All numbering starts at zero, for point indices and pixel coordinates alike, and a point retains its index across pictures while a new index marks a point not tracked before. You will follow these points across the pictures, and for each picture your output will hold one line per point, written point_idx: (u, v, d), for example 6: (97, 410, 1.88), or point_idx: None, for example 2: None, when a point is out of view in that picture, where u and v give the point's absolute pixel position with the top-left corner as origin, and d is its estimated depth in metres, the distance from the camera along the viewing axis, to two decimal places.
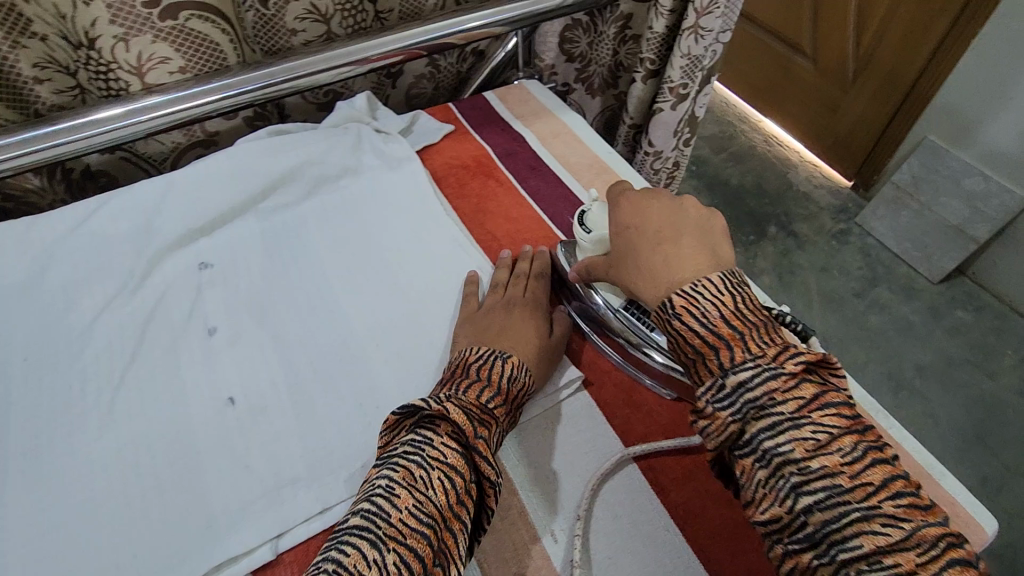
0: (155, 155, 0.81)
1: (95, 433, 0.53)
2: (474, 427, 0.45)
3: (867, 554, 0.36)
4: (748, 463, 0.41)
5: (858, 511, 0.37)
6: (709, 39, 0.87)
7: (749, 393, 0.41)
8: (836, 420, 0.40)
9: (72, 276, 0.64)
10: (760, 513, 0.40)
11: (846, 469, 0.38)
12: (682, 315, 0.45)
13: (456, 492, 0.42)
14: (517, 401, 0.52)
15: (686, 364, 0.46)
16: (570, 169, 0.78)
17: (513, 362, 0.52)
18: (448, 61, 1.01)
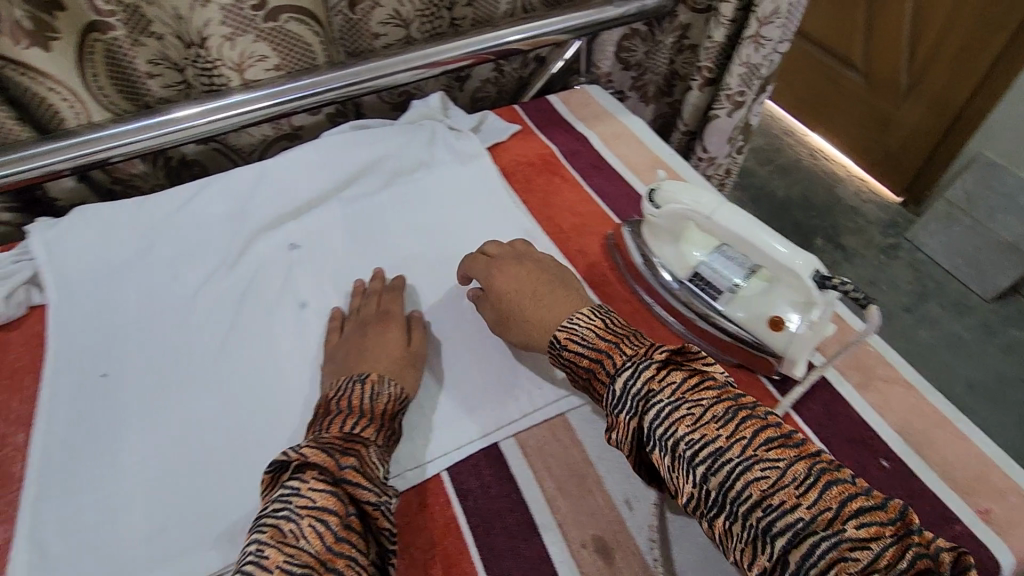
0: (244, 148, 0.88)
1: (202, 394, 0.58)
2: (338, 461, 0.45)
3: (759, 500, 0.40)
4: (655, 456, 0.45)
5: (741, 464, 0.41)
6: (768, 48, 0.89)
7: (630, 390, 0.47)
8: (707, 395, 0.45)
9: (177, 253, 0.70)
10: (679, 497, 0.44)
11: (722, 432, 0.43)
12: (568, 344, 0.54)
13: (335, 531, 0.41)
14: (391, 415, 0.52)
15: (586, 385, 0.53)
16: (633, 168, 0.81)
17: (371, 381, 0.53)
18: (512, 67, 1.06)
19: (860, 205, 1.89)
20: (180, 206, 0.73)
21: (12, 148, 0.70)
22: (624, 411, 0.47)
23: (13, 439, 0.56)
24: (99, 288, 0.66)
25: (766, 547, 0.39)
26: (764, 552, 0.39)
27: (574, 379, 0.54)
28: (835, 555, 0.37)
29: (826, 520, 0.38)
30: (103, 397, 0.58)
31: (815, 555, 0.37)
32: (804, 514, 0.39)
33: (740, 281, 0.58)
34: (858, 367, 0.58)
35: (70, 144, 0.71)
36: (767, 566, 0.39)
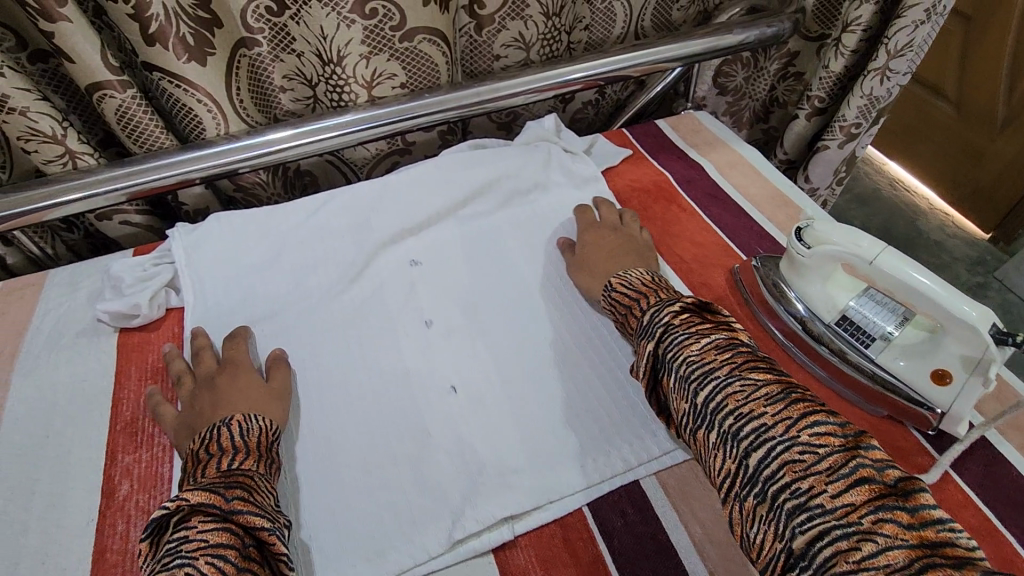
0: (356, 161, 0.90)
1: (335, 407, 0.59)
2: (223, 495, 0.45)
3: (733, 409, 0.45)
4: (664, 379, 0.51)
5: (725, 380, 0.47)
6: (894, 80, 0.87)
7: (655, 321, 0.54)
8: (715, 330, 0.51)
9: (304, 263, 0.71)
10: (675, 414, 0.50)
11: (719, 356, 0.48)
12: (616, 288, 0.61)
13: (235, 564, 0.41)
14: (266, 447, 0.52)
15: (624, 323, 0.59)
16: (752, 200, 0.79)
17: (239, 421, 0.52)
18: (613, 89, 1.05)
19: (944, 239, 1.82)
20: (305, 218, 0.74)
21: (157, 156, 0.73)
22: (645, 337, 0.53)
23: (161, 441, 0.58)
24: (231, 294, 0.68)
25: (732, 448, 0.44)
26: (731, 456, 0.44)
27: (616, 321, 0.61)
28: (786, 457, 0.41)
29: (787, 428, 0.43)
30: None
31: (770, 457, 0.42)
32: (768, 422, 0.43)
33: (893, 330, 0.55)
34: (1019, 428, 0.55)
35: (209, 153, 0.74)
36: (734, 469, 0.44)
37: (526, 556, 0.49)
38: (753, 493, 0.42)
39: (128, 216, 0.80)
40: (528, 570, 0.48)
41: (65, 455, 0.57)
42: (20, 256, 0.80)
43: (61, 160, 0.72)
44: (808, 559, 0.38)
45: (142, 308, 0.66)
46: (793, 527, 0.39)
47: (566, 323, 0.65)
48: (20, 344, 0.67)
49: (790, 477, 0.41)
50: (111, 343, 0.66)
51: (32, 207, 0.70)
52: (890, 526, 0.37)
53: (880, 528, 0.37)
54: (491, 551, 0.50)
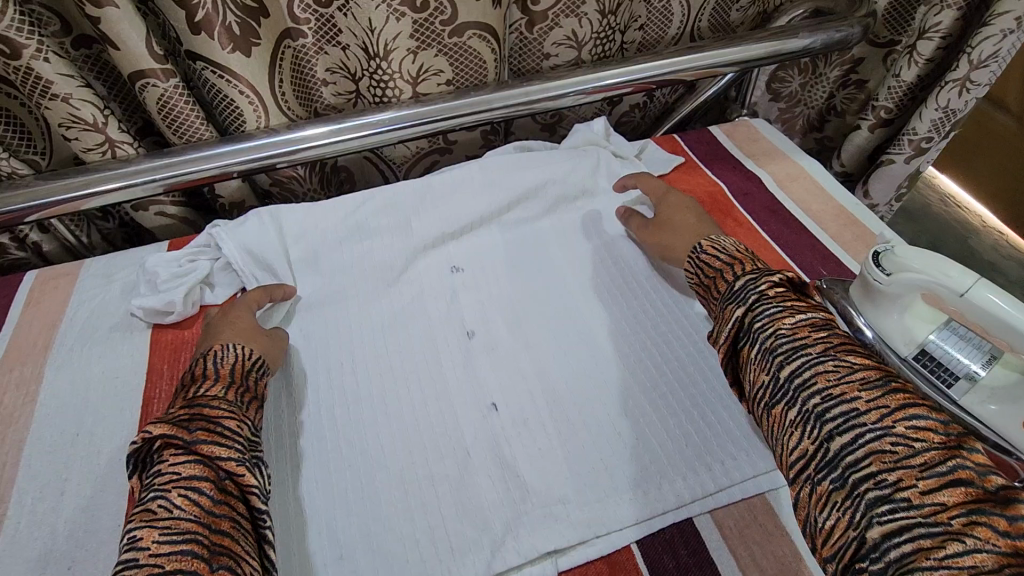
0: (396, 159, 0.87)
1: (370, 419, 0.56)
2: (187, 429, 0.45)
3: (822, 389, 0.43)
4: (746, 349, 0.49)
5: (816, 359, 0.45)
6: (974, 93, 0.80)
7: (750, 286, 0.51)
8: (810, 309, 0.49)
9: (340, 264, 0.68)
10: (751, 387, 0.48)
11: (813, 334, 0.46)
12: (708, 252, 0.58)
13: (210, 497, 0.42)
14: (243, 374, 0.52)
15: (708, 286, 0.57)
16: (815, 217, 0.74)
17: (213, 351, 0.53)
18: (663, 92, 1.01)
19: (998, 260, 1.73)
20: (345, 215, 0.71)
21: (197, 147, 0.72)
22: (734, 302, 0.51)
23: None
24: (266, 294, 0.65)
25: (814, 428, 0.42)
26: (811, 437, 0.43)
27: (697, 283, 0.58)
28: (875, 446, 0.40)
29: (881, 416, 0.41)
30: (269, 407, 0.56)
31: (857, 444, 0.40)
32: (860, 408, 0.41)
33: (979, 370, 0.51)
34: None
35: (249, 147, 0.72)
36: (812, 450, 0.42)
37: None
38: (830, 478, 0.41)
39: (164, 207, 0.79)
40: None
41: (92, 455, 0.56)
42: (56, 243, 0.79)
43: (100, 148, 0.70)
44: (881, 551, 0.37)
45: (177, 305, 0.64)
46: (871, 517, 0.38)
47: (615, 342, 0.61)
48: (52, 336, 0.65)
49: (877, 466, 0.39)
50: (143, 338, 0.65)
51: (70, 195, 0.69)
52: (984, 531, 0.34)
53: (972, 531, 0.35)
54: None
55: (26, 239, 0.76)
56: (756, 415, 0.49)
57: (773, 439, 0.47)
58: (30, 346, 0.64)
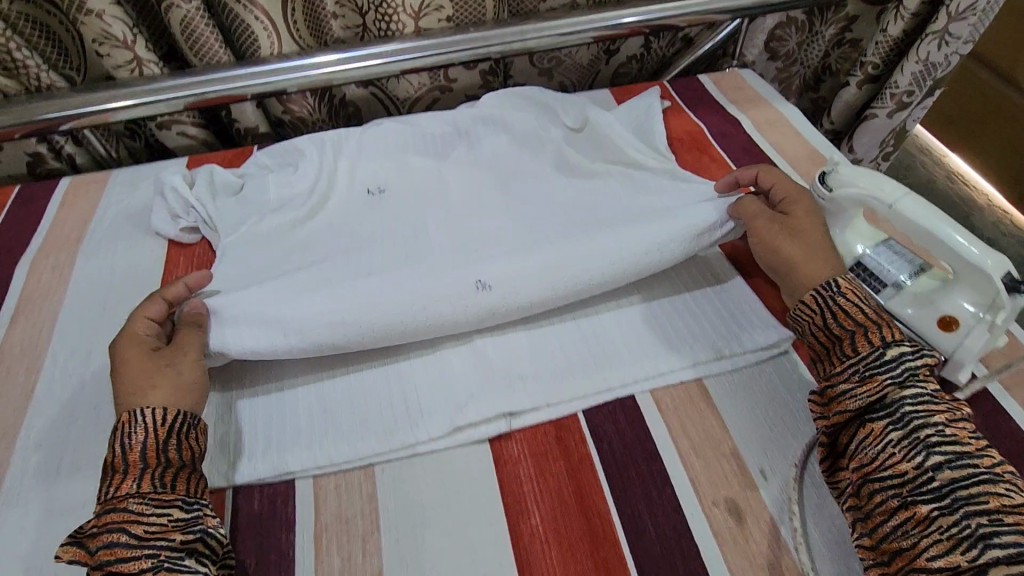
0: (400, 95, 0.94)
1: None
2: (93, 550, 0.42)
3: (990, 510, 0.39)
4: (880, 425, 0.45)
5: (984, 474, 0.41)
6: (953, 47, 0.84)
7: (909, 362, 0.46)
8: (964, 413, 0.46)
9: None
10: (881, 469, 0.44)
11: (972, 442, 0.43)
12: (847, 295, 0.51)
13: None
14: (161, 446, 0.46)
15: (834, 339, 0.50)
16: (787, 157, 0.79)
17: (121, 428, 0.47)
18: (659, 45, 1.03)
19: (999, 239, 1.73)
20: (352, 181, 0.70)
21: (217, 68, 0.78)
22: (887, 374, 0.46)
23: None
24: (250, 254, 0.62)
25: (973, 542, 0.38)
26: (965, 554, 0.39)
27: (816, 326, 0.52)
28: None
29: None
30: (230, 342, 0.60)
31: None
32: None
33: (906, 279, 0.55)
34: None
35: (262, 70, 0.78)
36: (962, 566, 0.38)
37: (519, 448, 0.53)
38: None
39: (185, 127, 0.86)
40: (519, 459, 0.52)
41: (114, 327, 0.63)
42: (87, 157, 0.87)
43: (129, 66, 0.77)
44: None
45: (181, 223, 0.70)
46: None
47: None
48: (83, 231, 0.73)
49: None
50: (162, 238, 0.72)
51: (101, 107, 0.77)
52: None
53: None
54: (488, 441, 0.53)
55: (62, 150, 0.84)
56: (866, 497, 0.44)
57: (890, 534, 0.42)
58: (66, 238, 0.73)
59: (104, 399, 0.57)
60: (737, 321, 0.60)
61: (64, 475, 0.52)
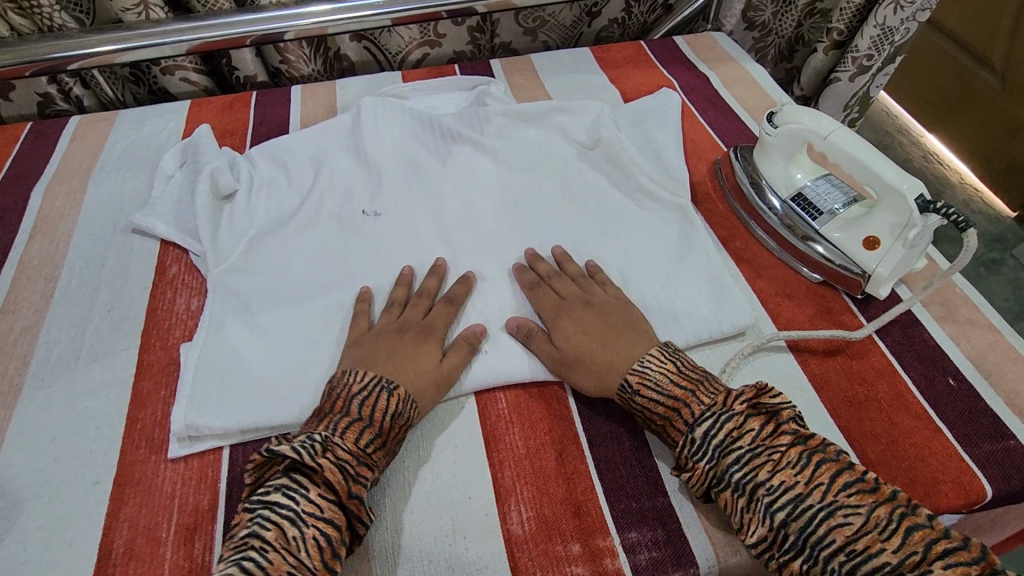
0: (391, 49, 0.99)
1: (342, 243, 0.68)
2: (349, 484, 0.44)
3: (842, 545, 0.40)
4: (727, 497, 0.45)
5: (822, 510, 0.41)
6: (909, 11, 0.90)
7: (713, 438, 0.45)
8: (782, 438, 0.45)
9: (324, 144, 0.79)
10: (745, 540, 0.44)
11: (801, 477, 0.43)
12: (639, 390, 0.50)
13: (331, 547, 0.42)
14: (396, 437, 0.49)
15: (658, 429, 0.50)
16: (748, 108, 0.85)
17: (397, 397, 0.50)
18: (641, 9, 1.08)
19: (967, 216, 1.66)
20: (349, 203, 0.72)
21: (218, 16, 0.83)
22: (699, 457, 0.46)
23: (195, 282, 0.65)
24: (258, 267, 0.64)
25: None
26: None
27: (652, 410, 0.49)
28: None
29: (914, 563, 0.39)
30: (228, 289, 0.62)
31: None
32: (891, 560, 0.39)
33: (840, 207, 0.62)
34: (942, 303, 0.61)
35: (262, 18, 0.84)
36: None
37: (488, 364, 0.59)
38: None
39: (188, 73, 0.91)
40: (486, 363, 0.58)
41: (125, 242, 0.69)
42: (95, 99, 0.92)
43: (136, 9, 0.82)
44: None
45: (145, 221, 0.68)
46: None
47: (554, 199, 0.71)
48: (95, 162, 0.79)
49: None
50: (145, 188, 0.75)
51: (109, 48, 0.81)
52: None
53: None
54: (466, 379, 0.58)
55: (70, 91, 0.89)
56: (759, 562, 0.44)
57: None
58: (77, 167, 0.78)
59: (119, 304, 0.62)
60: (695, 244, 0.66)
61: (83, 365, 0.58)
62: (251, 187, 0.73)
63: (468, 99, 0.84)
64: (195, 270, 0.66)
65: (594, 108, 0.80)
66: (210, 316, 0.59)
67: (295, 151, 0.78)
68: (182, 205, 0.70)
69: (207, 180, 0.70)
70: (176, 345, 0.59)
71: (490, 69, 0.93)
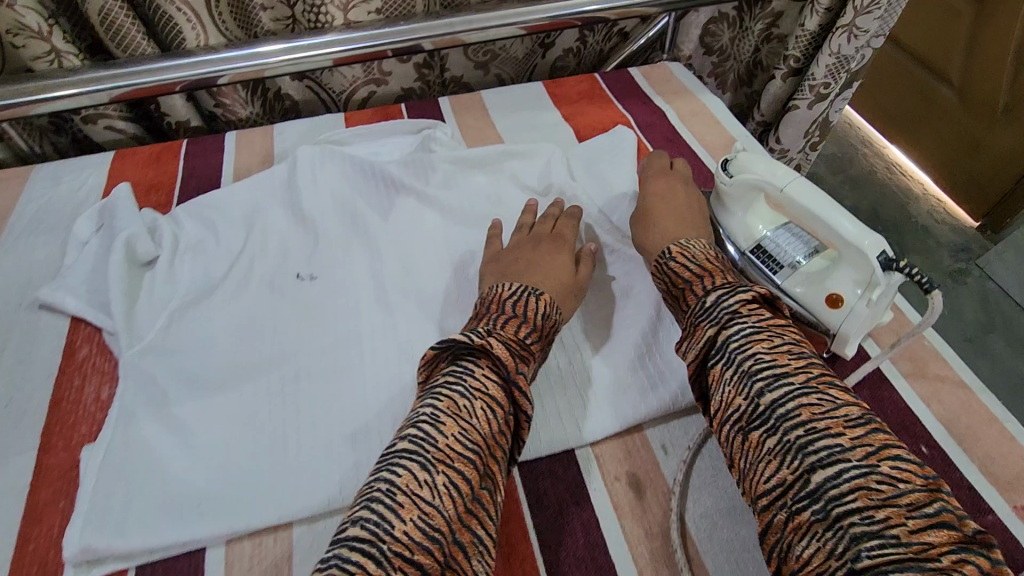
0: (335, 87, 0.94)
1: (271, 318, 0.62)
2: (514, 369, 0.50)
3: (805, 422, 0.42)
4: (717, 369, 0.49)
5: (799, 389, 0.44)
6: (863, 39, 0.88)
7: (726, 303, 0.51)
8: (786, 329, 0.49)
9: (255, 199, 0.72)
10: (723, 410, 0.47)
11: (792, 361, 0.46)
12: (677, 259, 0.58)
13: (498, 419, 0.47)
14: (547, 336, 0.56)
15: (677, 297, 0.57)
16: (706, 145, 0.82)
17: (546, 300, 0.57)
18: (595, 39, 1.05)
19: (931, 226, 1.64)
20: (282, 266, 0.67)
21: (140, 61, 0.77)
22: (708, 321, 0.51)
23: (107, 366, 0.59)
24: (178, 347, 0.58)
25: (795, 460, 0.41)
26: (790, 467, 0.42)
27: (667, 290, 0.59)
28: (861, 483, 0.39)
29: (865, 454, 0.40)
30: (141, 374, 0.56)
31: (840, 479, 0.39)
32: (845, 445, 0.41)
33: (801, 259, 0.59)
34: (912, 359, 0.58)
35: (188, 63, 0.77)
36: (790, 480, 0.41)
37: None
38: (812, 509, 0.40)
39: (112, 121, 0.85)
40: None
41: (31, 319, 0.62)
42: (9, 151, 0.85)
43: (48, 57, 0.76)
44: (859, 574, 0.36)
45: (51, 298, 0.62)
46: (857, 549, 0.37)
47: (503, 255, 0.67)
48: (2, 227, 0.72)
49: (862, 501, 0.38)
50: (60, 256, 0.68)
51: (17, 101, 0.75)
52: (969, 569, 0.35)
53: (957, 568, 0.35)
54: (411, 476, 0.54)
55: None
56: (723, 436, 0.47)
57: (744, 468, 0.45)
58: None
59: (18, 397, 0.56)
60: (651, 303, 0.62)
61: None
62: (175, 252, 0.67)
63: (413, 144, 0.79)
64: (107, 351, 0.60)
65: (546, 152, 0.76)
66: (119, 409, 0.53)
67: (223, 208, 0.72)
68: (96, 275, 0.64)
69: (122, 249, 0.64)
70: (82, 444, 0.53)
71: (438, 108, 0.89)
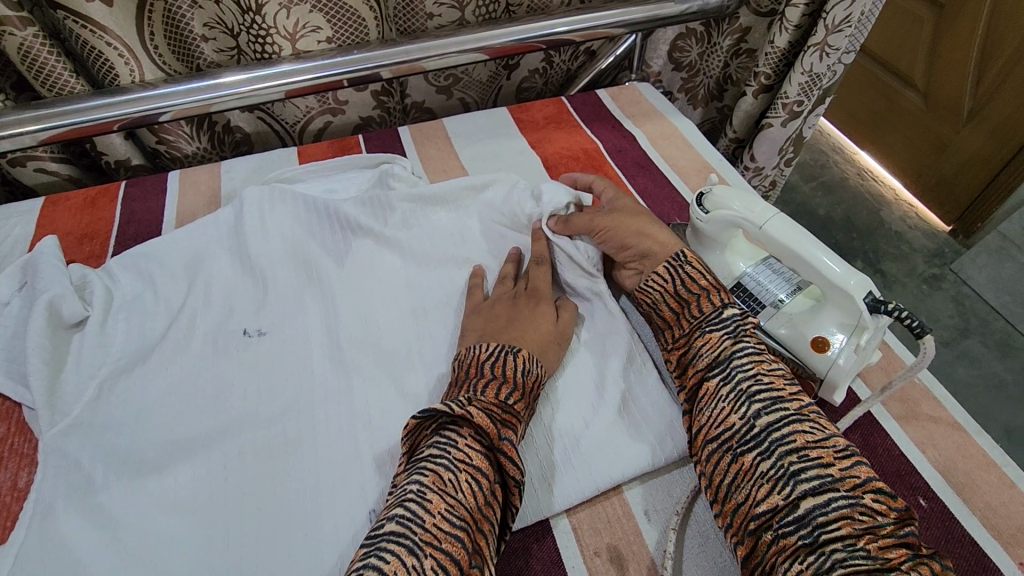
0: (288, 118, 0.89)
1: (215, 384, 0.56)
2: (502, 437, 0.46)
3: (799, 448, 0.41)
4: (713, 384, 0.48)
5: (794, 415, 0.43)
6: (834, 57, 0.86)
7: (740, 321, 0.51)
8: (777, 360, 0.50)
9: (198, 245, 0.66)
10: (715, 427, 0.46)
11: (787, 388, 0.46)
12: (692, 263, 0.55)
13: (483, 491, 0.43)
14: (531, 395, 0.52)
15: (686, 300, 0.54)
16: (678, 170, 0.79)
17: (524, 357, 0.52)
18: (562, 58, 1.02)
19: (905, 231, 1.62)
20: (226, 322, 0.61)
21: (66, 100, 0.70)
22: (724, 330, 0.50)
23: (26, 448, 0.53)
24: (104, 424, 0.52)
25: (787, 484, 0.40)
26: (781, 492, 0.40)
27: (667, 293, 0.55)
28: (847, 512, 0.38)
29: (852, 485, 0.39)
30: (62, 458, 0.49)
31: (827, 507, 0.38)
32: (834, 475, 0.40)
33: (784, 297, 0.55)
34: (903, 400, 0.55)
35: (123, 101, 0.71)
36: (779, 505, 0.40)
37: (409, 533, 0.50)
38: (797, 533, 0.38)
39: (43, 163, 0.78)
40: None
41: None
42: None
43: None
44: None
45: None
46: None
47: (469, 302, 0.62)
48: None
49: (847, 530, 0.37)
50: None
51: None
52: None
53: None
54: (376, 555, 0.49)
55: None
56: (706, 456, 0.46)
57: (725, 488, 0.43)
58: None
59: None
60: (626, 350, 0.58)
61: None
62: (107, 311, 0.60)
63: (369, 179, 0.74)
64: (27, 431, 0.54)
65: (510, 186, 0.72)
66: (34, 502, 0.47)
67: (162, 257, 0.65)
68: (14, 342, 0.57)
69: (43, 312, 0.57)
70: None
71: (397, 139, 0.84)
